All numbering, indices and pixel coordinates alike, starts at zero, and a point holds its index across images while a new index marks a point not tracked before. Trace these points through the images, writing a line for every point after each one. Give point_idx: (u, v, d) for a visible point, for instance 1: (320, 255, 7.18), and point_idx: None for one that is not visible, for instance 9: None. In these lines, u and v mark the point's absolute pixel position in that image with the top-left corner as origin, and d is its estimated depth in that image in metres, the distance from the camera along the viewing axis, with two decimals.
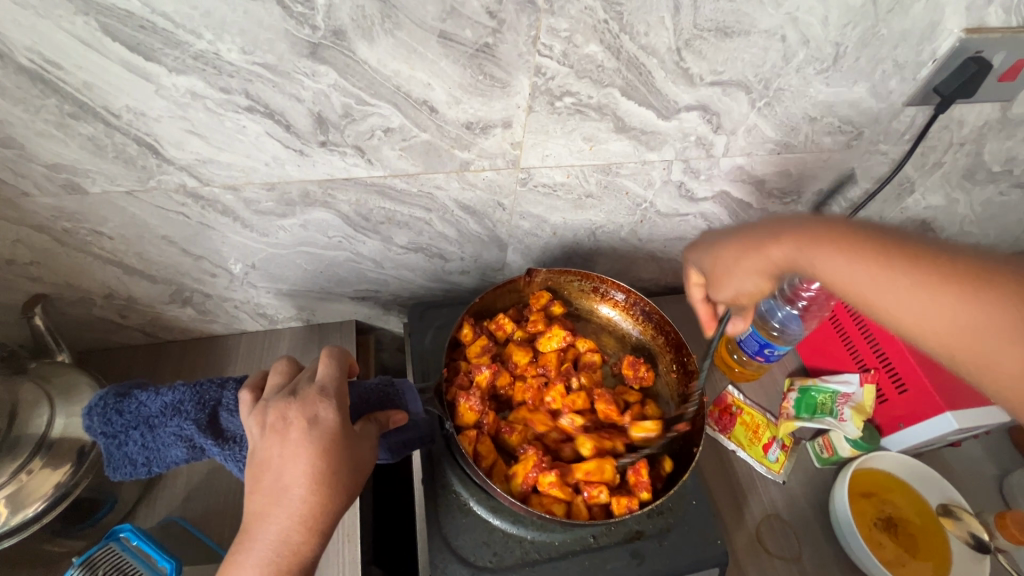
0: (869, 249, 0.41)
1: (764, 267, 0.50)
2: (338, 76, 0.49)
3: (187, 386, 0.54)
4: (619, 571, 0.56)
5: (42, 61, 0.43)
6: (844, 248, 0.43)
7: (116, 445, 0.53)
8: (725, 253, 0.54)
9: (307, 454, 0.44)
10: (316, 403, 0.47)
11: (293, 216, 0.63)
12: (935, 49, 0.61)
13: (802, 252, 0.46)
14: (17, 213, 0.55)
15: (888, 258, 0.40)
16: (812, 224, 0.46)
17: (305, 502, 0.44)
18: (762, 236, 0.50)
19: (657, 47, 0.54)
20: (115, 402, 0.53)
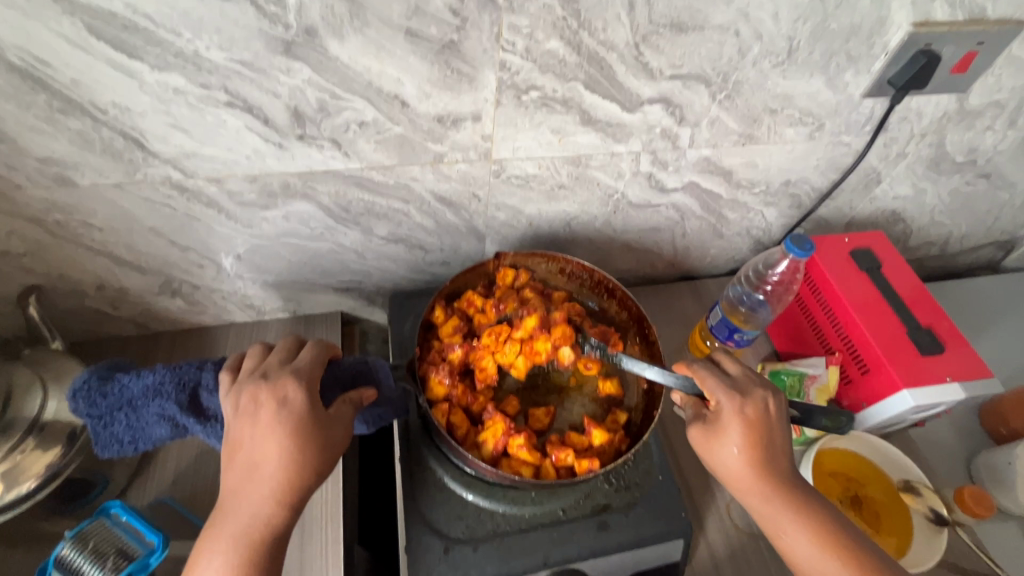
0: (837, 551, 0.52)
1: (755, 484, 0.56)
2: (311, 72, 0.52)
3: (167, 368, 0.56)
4: (586, 541, 0.59)
5: (32, 59, 0.46)
6: (821, 535, 0.53)
7: (101, 426, 0.55)
8: (739, 451, 0.56)
9: (275, 434, 0.48)
10: (285, 385, 0.50)
11: (275, 207, 0.66)
12: (886, 42, 0.65)
13: (789, 512, 0.54)
14: (11, 205, 0.58)
15: (845, 553, 0.52)
16: (809, 501, 0.55)
17: (275, 479, 0.47)
18: (770, 465, 0.56)
19: (616, 42, 0.57)
20: (99, 385, 0.55)
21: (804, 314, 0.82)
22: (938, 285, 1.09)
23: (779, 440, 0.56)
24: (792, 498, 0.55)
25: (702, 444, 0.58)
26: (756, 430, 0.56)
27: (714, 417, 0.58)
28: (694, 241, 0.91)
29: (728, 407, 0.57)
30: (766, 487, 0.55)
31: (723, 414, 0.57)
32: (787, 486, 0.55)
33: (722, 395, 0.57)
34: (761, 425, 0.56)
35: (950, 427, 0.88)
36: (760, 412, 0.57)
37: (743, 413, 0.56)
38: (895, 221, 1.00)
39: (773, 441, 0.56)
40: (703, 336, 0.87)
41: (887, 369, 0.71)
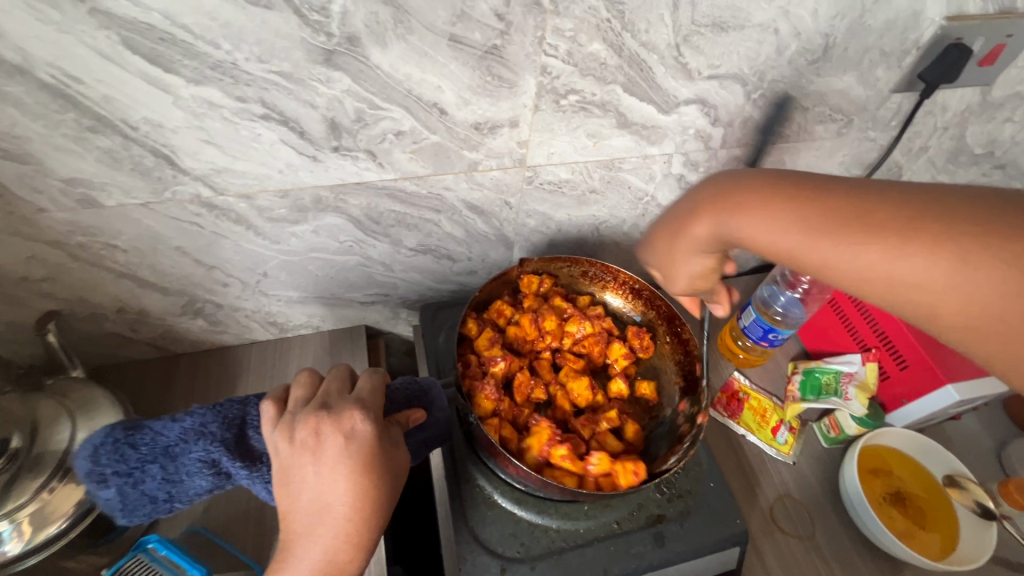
0: (867, 205, 0.36)
1: (738, 231, 0.43)
2: (351, 82, 0.51)
3: (207, 409, 0.52)
4: (643, 554, 0.58)
5: (63, 76, 0.44)
6: (798, 205, 0.39)
7: (131, 485, 0.48)
8: (735, 225, 0.43)
9: (346, 471, 0.45)
10: (350, 416, 0.47)
11: (305, 222, 0.64)
12: (919, 37, 0.65)
13: (812, 216, 0.38)
14: (33, 229, 0.56)
15: (863, 220, 0.36)
16: (751, 188, 0.42)
17: (349, 520, 0.44)
18: (715, 201, 0.45)
19: (657, 44, 0.56)
20: (125, 436, 0.49)
21: (836, 313, 0.82)
22: None
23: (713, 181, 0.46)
24: (745, 200, 0.42)
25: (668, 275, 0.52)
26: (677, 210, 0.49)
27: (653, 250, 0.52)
28: None
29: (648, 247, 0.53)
30: (756, 220, 0.41)
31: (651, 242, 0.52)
32: (722, 197, 0.44)
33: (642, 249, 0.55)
34: (681, 208, 0.48)
35: (978, 418, 0.89)
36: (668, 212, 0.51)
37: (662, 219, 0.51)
38: None
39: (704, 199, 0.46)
40: (733, 336, 0.85)
41: (930, 364, 0.71)
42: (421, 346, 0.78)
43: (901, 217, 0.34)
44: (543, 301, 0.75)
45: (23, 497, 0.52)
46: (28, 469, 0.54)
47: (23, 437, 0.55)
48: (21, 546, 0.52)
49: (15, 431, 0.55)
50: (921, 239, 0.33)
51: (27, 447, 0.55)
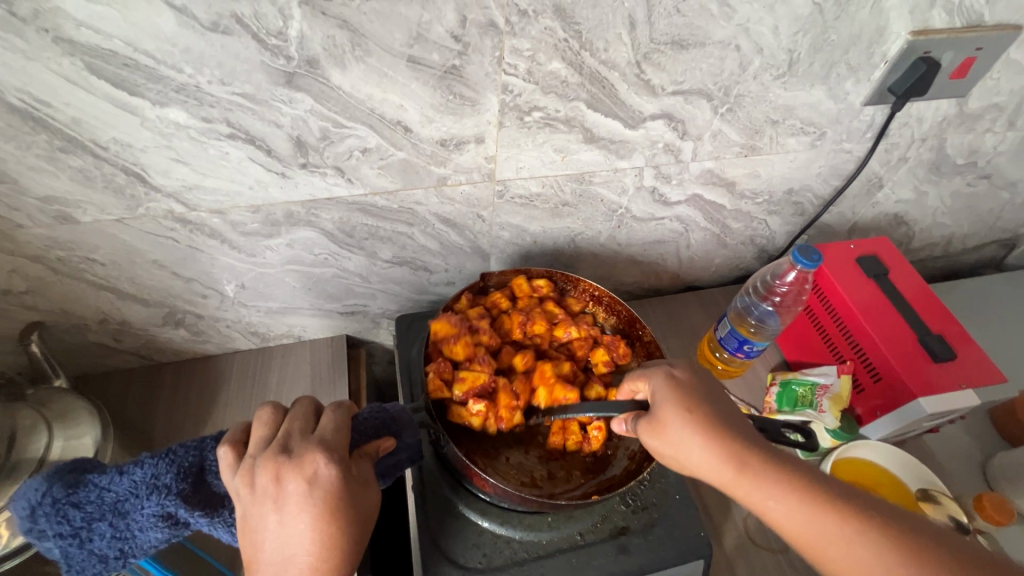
0: (852, 510, 0.45)
1: (742, 470, 0.47)
2: (314, 102, 0.52)
3: (157, 459, 0.51)
4: (605, 567, 0.58)
5: (32, 100, 0.46)
6: (799, 481, 0.47)
7: (78, 544, 0.49)
8: (744, 464, 0.47)
9: (310, 516, 0.45)
10: (314, 460, 0.47)
11: (279, 235, 0.65)
12: (886, 51, 0.65)
13: (810, 490, 0.46)
14: (13, 244, 0.58)
15: (838, 517, 0.44)
16: (763, 447, 0.49)
17: (317, 570, 0.45)
18: (722, 431, 0.49)
19: (617, 61, 0.57)
20: (67, 495, 0.48)
21: (814, 324, 0.82)
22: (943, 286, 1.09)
23: (728, 408, 0.52)
24: (758, 451, 0.48)
25: (654, 440, 0.51)
26: (698, 400, 0.51)
27: (655, 407, 0.52)
28: (699, 251, 0.91)
29: (660, 388, 0.52)
30: (763, 470, 0.47)
31: (660, 396, 0.52)
32: (740, 434, 0.49)
33: (652, 378, 0.54)
34: (702, 402, 0.51)
35: (963, 431, 0.88)
36: (692, 384, 0.53)
37: (679, 385, 0.52)
38: (898, 224, 1.00)
39: (727, 420, 0.50)
40: (712, 347, 0.85)
41: (902, 378, 0.70)
42: (398, 356, 0.79)
43: (876, 526, 0.44)
44: (537, 302, 0.73)
45: (2, 501, 0.53)
46: (3, 477, 0.55)
47: (0, 447, 0.56)
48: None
49: None
50: (888, 550, 0.43)
51: (4, 455, 0.56)
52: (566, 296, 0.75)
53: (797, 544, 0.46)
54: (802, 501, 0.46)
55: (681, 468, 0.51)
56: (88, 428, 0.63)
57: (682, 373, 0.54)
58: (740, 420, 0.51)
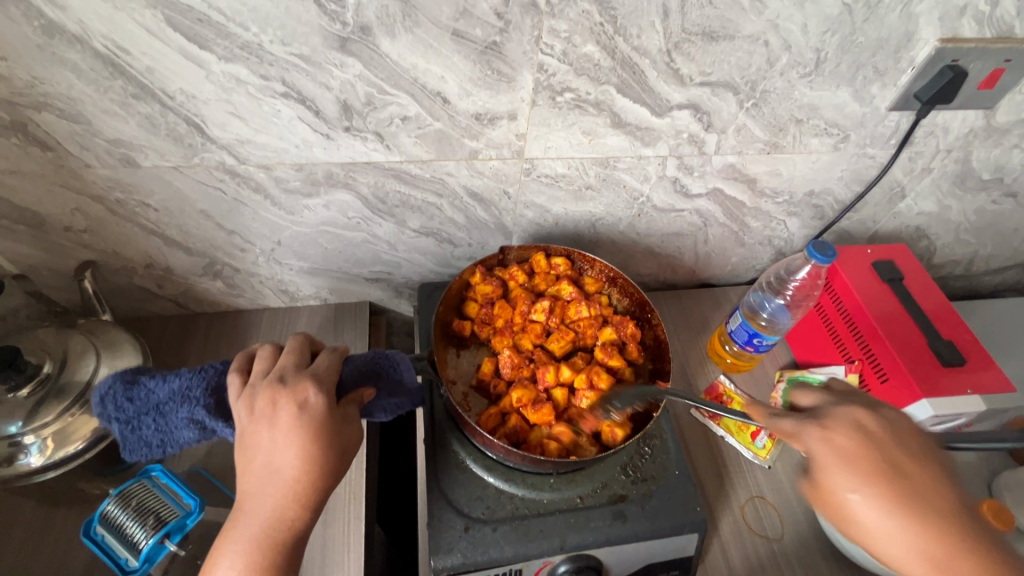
0: (1003, 554, 0.40)
1: (871, 491, 0.43)
2: (362, 68, 0.56)
3: (193, 372, 0.55)
4: (602, 529, 0.60)
5: (114, 47, 0.51)
6: (978, 558, 0.40)
7: (130, 430, 0.55)
8: (882, 521, 0.42)
9: (297, 436, 0.49)
10: (305, 388, 0.51)
11: (317, 195, 0.70)
12: (914, 57, 0.67)
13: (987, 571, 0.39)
14: (80, 182, 0.63)
15: (988, 563, 0.40)
16: (918, 484, 0.43)
17: (297, 483, 0.49)
18: (847, 449, 0.44)
19: (649, 48, 0.60)
20: (125, 390, 0.55)
21: (825, 324, 0.83)
22: (964, 305, 1.08)
23: (902, 459, 0.44)
24: (918, 514, 0.42)
25: (811, 492, 0.46)
26: (866, 458, 0.44)
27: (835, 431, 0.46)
28: (716, 247, 0.93)
29: (816, 443, 0.45)
30: (930, 540, 0.41)
31: (846, 425, 0.46)
32: (926, 497, 0.42)
33: (802, 431, 0.46)
34: (875, 457, 0.44)
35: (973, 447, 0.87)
36: (859, 438, 0.45)
37: (839, 435, 0.45)
38: (920, 237, 1.00)
39: (903, 481, 0.43)
40: (722, 341, 0.88)
41: (907, 377, 0.71)
42: (417, 323, 0.83)
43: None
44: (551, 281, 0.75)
45: (50, 416, 0.59)
46: (53, 395, 0.61)
47: (54, 366, 0.62)
48: (42, 461, 0.59)
49: (47, 358, 0.62)
50: None
51: (56, 375, 0.62)
52: (584, 275, 0.77)
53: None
54: (936, 543, 0.41)
55: (834, 520, 0.46)
56: (131, 358, 0.66)
57: (846, 418, 0.46)
58: (935, 478, 0.44)
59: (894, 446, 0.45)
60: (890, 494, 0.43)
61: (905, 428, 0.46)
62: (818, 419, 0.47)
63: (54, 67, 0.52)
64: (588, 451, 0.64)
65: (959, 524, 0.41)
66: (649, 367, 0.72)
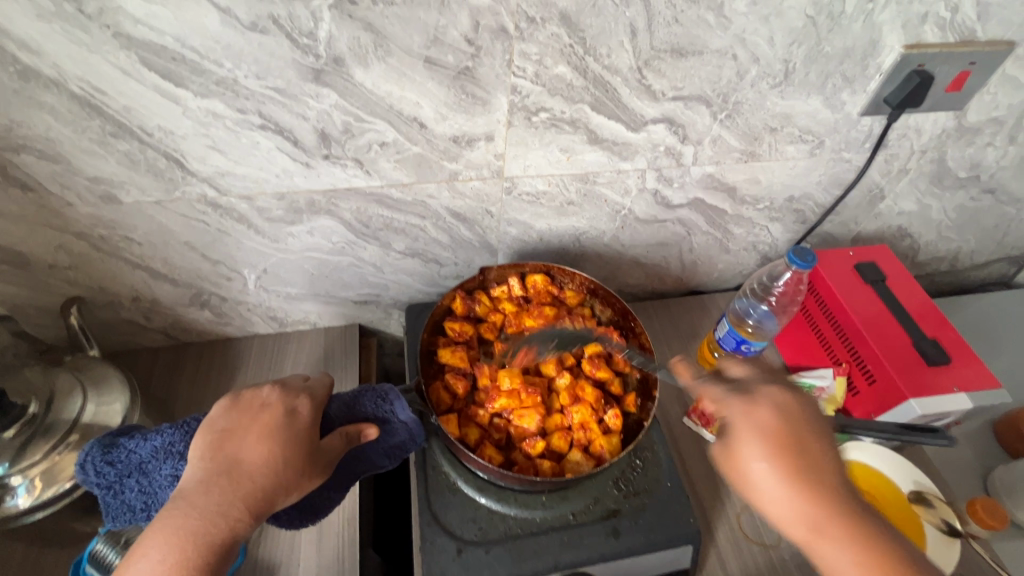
0: (861, 516, 0.49)
1: (777, 458, 0.50)
2: (338, 97, 0.57)
3: (175, 428, 0.56)
4: (595, 546, 0.60)
5: (90, 88, 0.52)
6: (838, 516, 0.48)
7: (112, 495, 0.55)
8: (778, 490, 0.49)
9: (274, 433, 0.53)
10: (298, 398, 0.57)
11: (300, 222, 0.70)
12: (881, 64, 0.68)
13: (842, 528, 0.48)
14: (62, 221, 0.63)
15: (844, 526, 0.48)
16: (815, 457, 0.50)
17: (254, 479, 0.50)
18: (774, 423, 0.51)
19: (619, 67, 0.61)
20: (103, 454, 0.55)
21: (812, 328, 0.83)
22: (951, 300, 1.09)
23: (812, 436, 0.51)
24: (808, 483, 0.49)
25: (724, 460, 0.53)
26: (781, 434, 0.51)
27: (753, 402, 0.53)
28: (701, 256, 0.94)
29: (738, 414, 0.52)
30: (803, 500, 0.49)
31: (766, 406, 0.52)
32: (818, 471, 0.50)
33: (729, 403, 0.54)
34: (787, 431, 0.51)
35: (967, 444, 0.88)
36: (778, 414, 0.52)
37: (761, 411, 0.52)
38: (902, 236, 1.01)
39: (805, 458, 0.50)
40: (712, 348, 0.88)
41: (895, 379, 0.71)
42: (406, 344, 0.83)
43: (877, 535, 0.48)
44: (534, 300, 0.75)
45: (37, 456, 0.59)
46: (40, 435, 0.61)
47: (40, 405, 0.62)
48: (30, 501, 0.58)
49: (33, 398, 0.62)
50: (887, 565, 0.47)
51: (42, 414, 0.62)
52: (564, 288, 0.77)
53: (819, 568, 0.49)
54: (812, 507, 0.48)
55: (737, 485, 0.53)
56: (119, 396, 0.66)
57: (770, 397, 0.53)
58: (829, 455, 0.51)
59: (807, 427, 0.52)
60: (792, 465, 0.50)
61: (816, 410, 0.54)
62: (741, 396, 0.54)
63: (31, 110, 0.53)
64: (584, 467, 0.64)
65: (835, 492, 0.49)
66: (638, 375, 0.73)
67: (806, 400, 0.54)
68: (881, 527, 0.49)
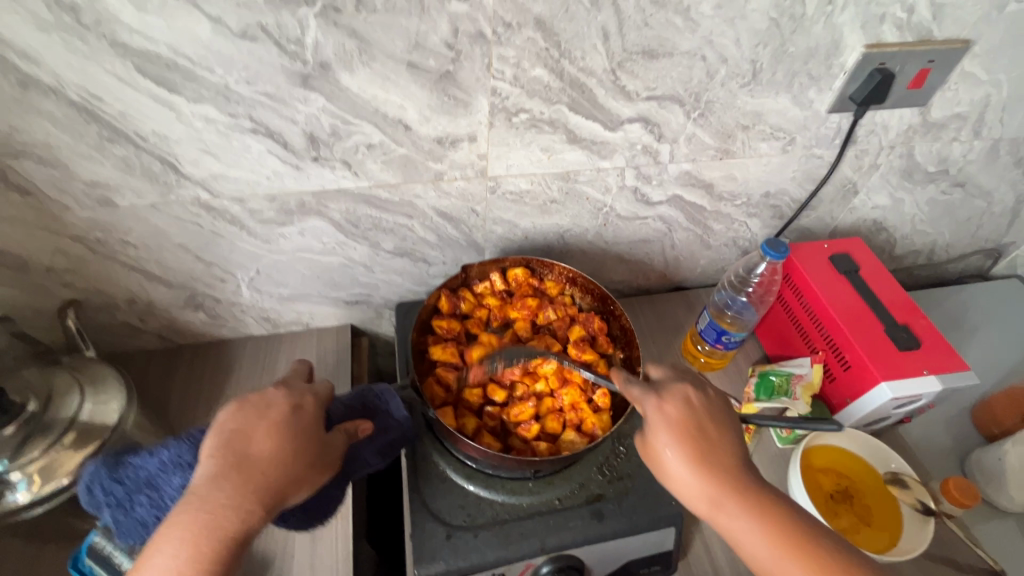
0: (754, 490, 0.54)
1: (681, 443, 0.55)
2: (325, 101, 0.60)
3: (181, 441, 0.58)
4: (580, 528, 0.62)
5: (88, 95, 0.55)
6: (738, 492, 0.53)
7: (122, 513, 0.55)
8: (683, 471, 0.54)
9: (285, 430, 0.54)
10: (304, 397, 0.58)
11: (291, 223, 0.72)
12: (844, 63, 0.71)
13: (737, 498, 0.53)
14: (59, 224, 0.66)
15: (740, 501, 0.53)
16: (713, 439, 0.55)
17: (267, 475, 0.51)
18: (676, 414, 0.56)
19: (594, 69, 0.64)
20: (110, 473, 0.56)
21: (790, 318, 0.86)
22: (929, 292, 1.12)
23: (712, 426, 0.56)
24: (713, 467, 0.54)
25: (644, 449, 0.58)
26: (685, 423, 0.56)
27: (663, 396, 0.58)
28: (683, 252, 0.96)
29: (651, 410, 0.57)
30: (704, 477, 0.54)
31: (669, 400, 0.57)
32: (717, 453, 0.55)
33: (642, 398, 0.59)
34: (693, 421, 0.56)
35: (945, 429, 0.90)
36: (683, 407, 0.57)
37: (670, 406, 0.57)
38: (878, 230, 1.04)
39: (705, 447, 0.55)
40: (695, 341, 0.91)
41: (868, 364, 0.74)
42: (397, 341, 0.85)
43: (770, 506, 0.53)
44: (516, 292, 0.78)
45: (37, 452, 0.61)
46: (39, 433, 0.62)
47: (38, 404, 0.64)
48: (29, 496, 0.60)
49: (32, 397, 0.64)
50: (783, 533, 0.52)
51: (41, 412, 0.63)
52: (545, 279, 0.80)
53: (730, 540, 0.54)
54: (709, 482, 0.54)
55: (659, 473, 0.57)
56: (115, 395, 0.68)
57: (678, 392, 0.58)
58: (732, 443, 0.56)
59: (705, 413, 0.57)
60: (695, 449, 0.55)
61: (720, 399, 0.58)
62: (655, 392, 0.59)
63: (31, 117, 0.55)
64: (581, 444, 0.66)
65: (732, 469, 0.54)
66: (621, 355, 0.76)
67: (707, 390, 0.59)
68: (774, 499, 0.53)
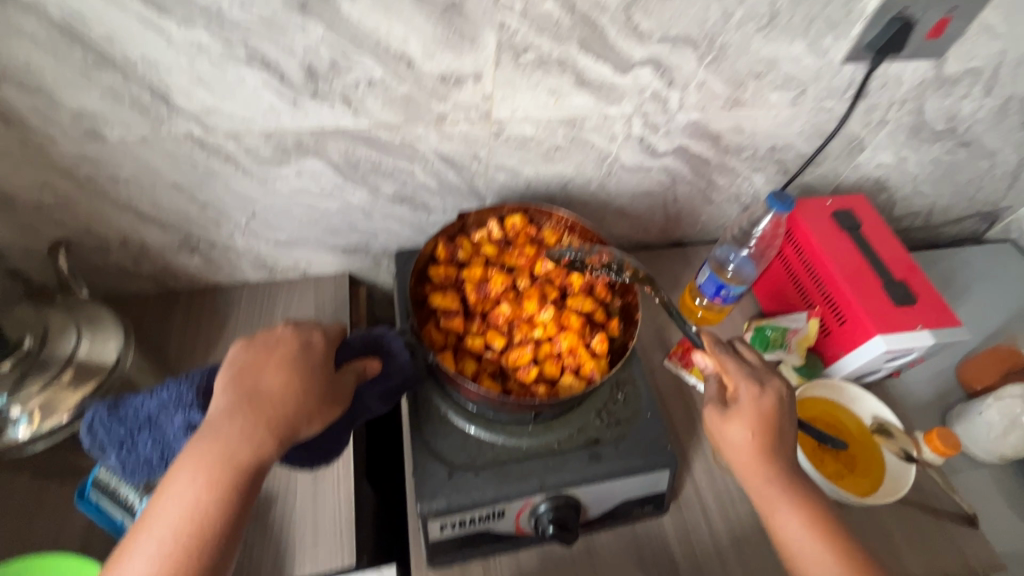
0: (799, 485, 0.60)
1: (758, 434, 0.61)
2: (325, 31, 0.57)
3: (180, 381, 0.57)
4: (578, 469, 0.64)
5: (71, 14, 0.52)
6: (789, 481, 0.60)
7: (128, 451, 0.57)
8: (748, 455, 0.61)
9: (291, 364, 0.55)
10: (311, 332, 0.59)
11: (289, 164, 0.70)
12: (863, 8, 0.69)
13: (785, 484, 0.60)
14: (45, 156, 0.63)
15: (786, 488, 0.60)
16: (785, 435, 0.62)
17: (276, 406, 0.53)
18: (767, 409, 0.63)
19: (606, 5, 0.61)
20: (111, 412, 0.56)
21: (789, 274, 0.87)
22: (924, 254, 1.13)
23: (791, 425, 0.63)
24: (773, 455, 0.61)
25: (715, 421, 0.64)
26: (769, 416, 0.62)
27: (763, 390, 0.64)
28: (686, 207, 0.95)
29: (746, 393, 0.63)
30: (761, 460, 0.61)
31: (743, 395, 0.63)
32: (784, 447, 0.62)
33: (741, 383, 0.65)
34: (773, 416, 0.62)
35: (931, 385, 0.92)
36: (776, 403, 0.63)
37: (766, 398, 0.63)
38: (881, 190, 1.03)
39: (780, 435, 0.62)
40: (693, 296, 0.90)
41: (864, 318, 0.75)
42: (397, 287, 0.83)
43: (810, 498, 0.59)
44: (514, 240, 0.77)
45: (36, 388, 0.61)
46: (36, 368, 0.62)
47: (35, 342, 0.63)
48: (30, 432, 0.60)
49: (27, 333, 0.63)
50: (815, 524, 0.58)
51: (37, 349, 0.63)
52: (543, 229, 0.78)
53: (762, 512, 0.61)
54: (764, 467, 0.60)
55: (719, 443, 0.64)
56: (113, 335, 0.68)
57: (774, 388, 0.64)
58: (791, 440, 0.63)
59: (782, 415, 0.63)
60: (765, 439, 0.61)
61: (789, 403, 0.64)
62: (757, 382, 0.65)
63: (11, 37, 0.52)
64: (579, 387, 0.67)
65: (785, 462, 0.61)
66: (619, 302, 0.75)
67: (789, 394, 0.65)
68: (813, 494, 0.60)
